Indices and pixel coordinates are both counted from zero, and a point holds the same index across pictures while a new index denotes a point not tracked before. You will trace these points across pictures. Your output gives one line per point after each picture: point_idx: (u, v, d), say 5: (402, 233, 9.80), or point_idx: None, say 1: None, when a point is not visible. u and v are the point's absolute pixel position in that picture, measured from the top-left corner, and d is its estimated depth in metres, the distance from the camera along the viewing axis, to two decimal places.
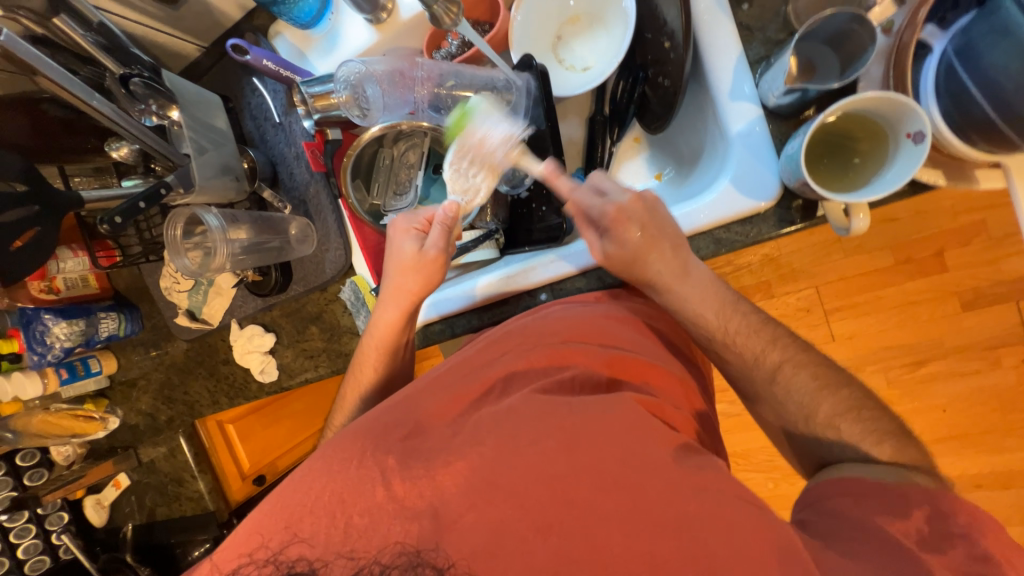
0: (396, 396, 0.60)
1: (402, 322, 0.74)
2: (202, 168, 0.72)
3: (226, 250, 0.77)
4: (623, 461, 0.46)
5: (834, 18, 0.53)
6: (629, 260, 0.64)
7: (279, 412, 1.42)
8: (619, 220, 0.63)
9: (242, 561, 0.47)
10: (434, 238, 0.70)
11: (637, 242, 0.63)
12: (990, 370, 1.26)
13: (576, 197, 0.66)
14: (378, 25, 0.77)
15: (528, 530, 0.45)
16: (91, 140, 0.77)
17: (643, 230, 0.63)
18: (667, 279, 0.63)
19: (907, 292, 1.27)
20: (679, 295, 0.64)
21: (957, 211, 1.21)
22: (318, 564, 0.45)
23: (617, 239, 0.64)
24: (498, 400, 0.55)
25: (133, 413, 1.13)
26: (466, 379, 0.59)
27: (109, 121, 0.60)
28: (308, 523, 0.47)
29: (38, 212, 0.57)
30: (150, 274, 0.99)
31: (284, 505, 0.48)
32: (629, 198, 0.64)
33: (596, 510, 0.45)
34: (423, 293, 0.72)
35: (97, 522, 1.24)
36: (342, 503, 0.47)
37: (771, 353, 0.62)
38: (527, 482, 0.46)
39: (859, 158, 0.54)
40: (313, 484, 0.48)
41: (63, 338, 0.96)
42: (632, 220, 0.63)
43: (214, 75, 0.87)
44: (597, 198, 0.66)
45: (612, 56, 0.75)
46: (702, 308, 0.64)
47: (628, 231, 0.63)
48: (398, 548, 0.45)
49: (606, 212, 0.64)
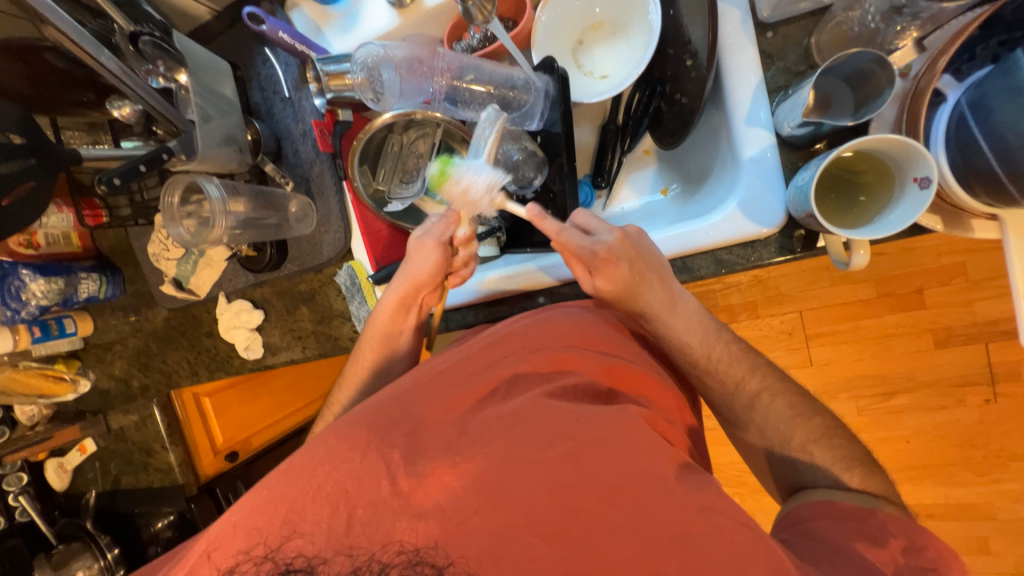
0: (396, 389, 0.60)
1: (398, 307, 0.73)
2: (206, 136, 0.70)
3: (224, 223, 0.75)
4: (619, 476, 0.47)
5: (856, 57, 0.54)
6: (622, 295, 0.64)
7: (259, 388, 1.38)
8: (609, 262, 0.62)
9: (239, 560, 0.48)
10: (436, 228, 0.69)
11: (626, 281, 0.63)
12: (956, 407, 1.31)
13: (565, 238, 0.63)
14: (400, 9, 0.75)
15: (526, 539, 0.46)
16: (88, 94, 0.74)
17: (631, 268, 0.63)
18: (657, 311, 0.64)
19: (886, 325, 1.31)
20: (668, 325, 0.65)
21: (941, 251, 1.26)
22: (317, 562, 0.46)
23: (605, 275, 0.63)
24: (503, 402, 0.56)
25: (105, 376, 1.11)
26: (469, 379, 0.59)
27: (114, 79, 0.57)
28: (309, 513, 0.48)
29: (34, 167, 0.56)
30: (137, 238, 0.96)
31: (285, 494, 0.49)
32: (616, 238, 0.62)
33: (593, 523, 0.46)
34: (421, 283, 0.71)
35: (57, 485, 1.22)
36: (346, 495, 0.49)
37: (751, 380, 0.65)
38: (532, 489, 0.47)
39: (864, 196, 0.56)
40: (316, 473, 0.50)
41: (40, 296, 0.93)
42: (622, 260, 0.62)
43: (224, 40, 0.85)
44: (585, 238, 0.63)
45: (632, 67, 0.75)
46: (696, 334, 0.65)
47: (616, 269, 0.63)
48: (396, 549, 0.46)
49: (596, 254, 0.62)
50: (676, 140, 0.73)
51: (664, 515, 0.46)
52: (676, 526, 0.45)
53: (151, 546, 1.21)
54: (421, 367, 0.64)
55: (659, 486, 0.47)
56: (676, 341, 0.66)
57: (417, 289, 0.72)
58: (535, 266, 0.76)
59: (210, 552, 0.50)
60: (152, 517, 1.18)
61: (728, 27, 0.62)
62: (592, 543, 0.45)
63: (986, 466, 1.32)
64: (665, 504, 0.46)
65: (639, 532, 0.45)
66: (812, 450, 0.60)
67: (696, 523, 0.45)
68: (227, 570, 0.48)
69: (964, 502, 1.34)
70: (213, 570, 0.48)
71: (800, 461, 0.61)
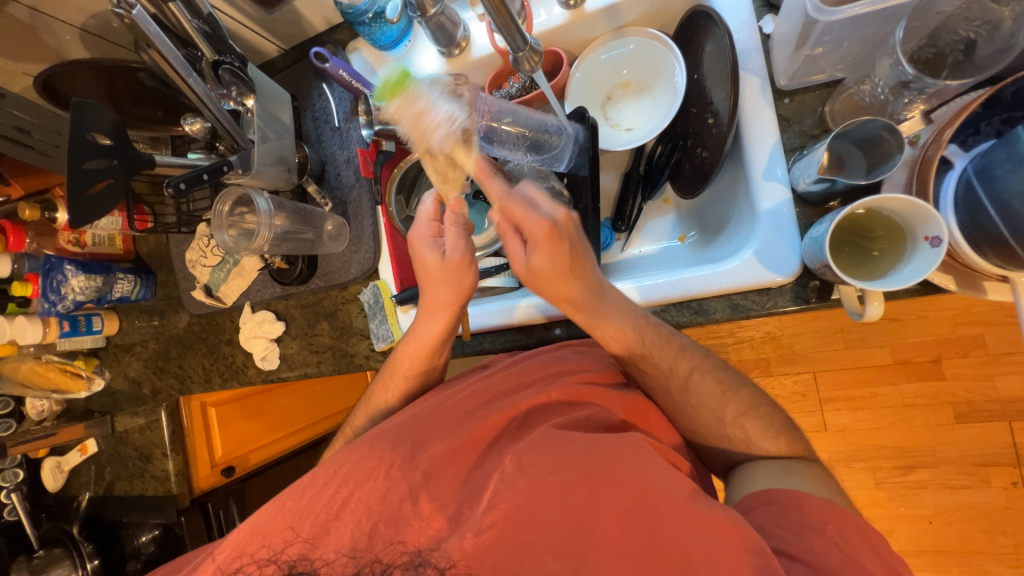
0: (412, 413, 0.61)
1: (443, 336, 0.75)
2: (262, 155, 0.77)
3: (267, 233, 0.80)
4: (631, 500, 0.46)
5: (866, 124, 0.58)
6: (556, 275, 0.61)
7: (263, 405, 1.35)
8: (551, 239, 0.60)
9: (244, 562, 0.51)
10: (454, 242, 0.70)
11: (562, 261, 0.60)
12: (981, 489, 1.25)
13: (507, 204, 0.62)
14: (450, 58, 0.84)
15: (533, 561, 0.46)
16: (157, 112, 0.82)
17: (569, 257, 0.61)
18: (587, 301, 0.62)
19: (902, 393, 1.29)
20: (603, 317, 0.63)
21: (957, 321, 1.25)
22: (319, 564, 0.49)
23: (540, 257, 0.61)
24: (519, 436, 0.56)
25: (118, 378, 1.13)
26: (481, 413, 0.58)
27: (196, 100, 0.65)
28: (334, 527, 0.51)
29: (115, 165, 0.61)
30: (178, 245, 1.02)
31: (308, 508, 0.52)
32: (562, 216, 0.60)
33: (602, 544, 0.46)
34: (460, 301, 0.72)
35: (51, 485, 1.22)
36: (369, 510, 0.51)
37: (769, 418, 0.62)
38: (543, 515, 0.47)
39: (877, 251, 0.59)
40: (341, 488, 0.52)
41: (78, 292, 0.98)
42: (564, 238, 0.60)
43: (288, 74, 0.94)
44: (527, 209, 0.61)
45: (655, 123, 0.82)
46: (676, 357, 0.63)
47: (556, 251, 0.60)
48: (399, 548, 0.49)
49: (539, 226, 0.60)
50: (697, 190, 0.78)
51: (675, 543, 0.44)
52: (689, 557, 0.44)
53: (130, 562, 1.17)
54: (442, 393, 0.64)
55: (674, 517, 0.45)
56: (608, 333, 0.63)
57: (458, 309, 0.73)
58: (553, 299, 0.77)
59: (228, 557, 0.52)
60: (137, 529, 1.15)
61: (747, 92, 0.68)
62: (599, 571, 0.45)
63: (1014, 556, 1.24)
64: (681, 539, 0.44)
65: (645, 559, 0.44)
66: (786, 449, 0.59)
67: (702, 553, 0.43)
68: (231, 570, 0.51)
69: None
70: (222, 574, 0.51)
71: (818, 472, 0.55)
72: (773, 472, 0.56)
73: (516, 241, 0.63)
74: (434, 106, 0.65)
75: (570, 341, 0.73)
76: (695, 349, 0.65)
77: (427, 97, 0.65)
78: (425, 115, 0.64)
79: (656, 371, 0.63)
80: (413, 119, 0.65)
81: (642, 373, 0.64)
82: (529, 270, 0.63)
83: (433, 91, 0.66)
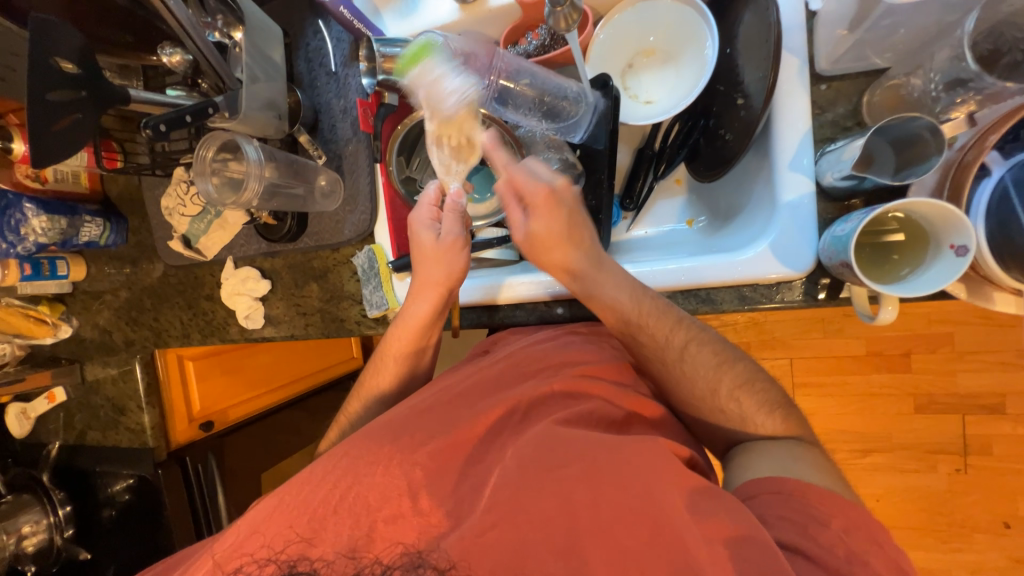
0: (406, 407, 0.60)
1: (431, 317, 0.73)
2: (251, 97, 0.69)
3: (256, 186, 0.74)
4: (637, 500, 0.46)
5: (911, 121, 0.56)
6: (553, 240, 0.66)
7: (242, 360, 1.31)
8: (547, 202, 0.66)
9: (243, 561, 0.49)
10: (450, 225, 0.72)
11: (560, 226, 0.66)
12: (927, 473, 1.34)
13: (511, 171, 0.68)
14: (462, 4, 0.76)
15: (537, 561, 0.45)
16: (127, 36, 0.71)
17: (566, 222, 0.66)
18: (585, 268, 0.66)
19: (871, 383, 1.35)
20: (598, 286, 0.65)
21: (931, 319, 1.30)
22: (319, 565, 0.46)
23: (539, 220, 0.67)
24: (521, 428, 0.56)
25: (87, 326, 1.08)
26: (486, 400, 0.59)
27: (178, 28, 0.57)
28: (331, 522, 0.49)
29: (83, 99, 0.53)
30: (151, 189, 0.94)
31: (305, 502, 0.51)
32: (560, 184, 0.67)
33: (607, 552, 0.45)
34: (450, 283, 0.72)
35: (17, 432, 1.17)
36: (366, 509, 0.49)
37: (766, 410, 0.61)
38: (545, 510, 0.47)
39: (897, 254, 0.58)
40: (339, 483, 0.51)
41: (40, 233, 0.89)
42: (561, 204, 0.66)
43: (278, 5, 0.84)
44: (529, 176, 0.67)
45: (678, 98, 0.77)
46: (673, 328, 0.63)
47: (554, 215, 0.66)
48: (399, 550, 0.48)
49: (537, 192, 0.66)
50: (715, 173, 0.75)
51: (681, 545, 0.43)
52: (695, 560, 0.43)
53: (106, 508, 1.15)
54: (439, 384, 0.63)
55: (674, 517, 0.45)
56: (603, 303, 0.65)
57: (448, 290, 0.72)
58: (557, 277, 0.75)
59: (224, 555, 0.51)
60: (111, 478, 1.12)
61: (785, 74, 0.64)
62: (603, 572, 0.44)
63: (950, 534, 1.34)
64: (690, 546, 0.43)
65: (651, 561, 0.44)
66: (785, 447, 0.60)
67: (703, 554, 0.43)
68: (231, 570, 0.49)
69: (926, 567, 1.36)
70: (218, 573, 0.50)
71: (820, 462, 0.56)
72: (776, 455, 0.56)
73: (517, 207, 0.69)
74: (445, 81, 0.68)
75: (572, 328, 0.72)
76: (691, 321, 0.65)
77: (439, 70, 0.68)
78: (437, 86, 0.68)
79: (655, 353, 0.64)
80: (428, 91, 0.68)
81: (639, 348, 0.65)
82: (529, 236, 0.68)
83: (448, 62, 0.69)
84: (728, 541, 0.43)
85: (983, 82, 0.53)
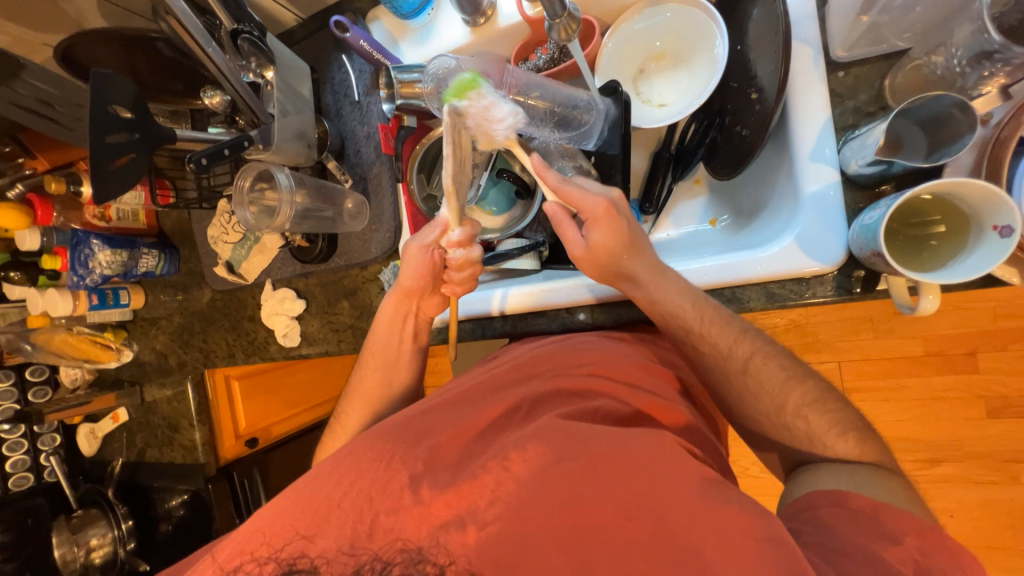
0: (422, 405, 0.61)
1: (393, 316, 0.76)
2: (283, 129, 0.74)
3: (288, 212, 0.79)
4: (640, 496, 0.45)
5: (937, 100, 0.53)
6: (616, 251, 0.63)
7: (283, 379, 1.37)
8: (608, 214, 0.62)
9: (244, 559, 0.50)
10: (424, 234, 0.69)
11: (622, 235, 0.62)
12: (1006, 485, 1.21)
13: (564, 189, 0.63)
14: (474, 27, 0.79)
15: (541, 557, 0.45)
16: (175, 84, 0.78)
17: (627, 230, 0.63)
18: (647, 275, 0.63)
19: (933, 386, 1.24)
20: (658, 291, 0.63)
21: (997, 314, 1.19)
22: (319, 562, 0.48)
23: (600, 235, 0.62)
24: (525, 423, 0.56)
25: (146, 350, 1.17)
26: (493, 399, 0.59)
27: (217, 72, 0.64)
28: (332, 517, 0.49)
29: (137, 140, 0.60)
30: (199, 221, 1.02)
31: (312, 495, 0.50)
32: (616, 196, 0.63)
33: (609, 549, 0.44)
34: (409, 286, 0.73)
35: (87, 451, 1.27)
36: (370, 500, 0.49)
37: (790, 406, 0.58)
38: (551, 511, 0.46)
39: (935, 240, 0.55)
40: (342, 479, 0.50)
41: (105, 266, 0.98)
42: (620, 216, 0.62)
43: (307, 44, 0.91)
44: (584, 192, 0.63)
45: (691, 99, 0.77)
46: (736, 339, 0.61)
47: (614, 226, 0.62)
48: (399, 546, 0.48)
49: (597, 205, 0.62)
50: (732, 171, 0.74)
51: (687, 541, 0.42)
52: (703, 562, 0.41)
53: (163, 522, 1.23)
54: (447, 389, 0.65)
55: (687, 515, 0.43)
56: (668, 310, 0.62)
57: (409, 294, 0.74)
58: (561, 284, 0.76)
59: (232, 549, 0.51)
60: (168, 493, 1.20)
61: (799, 65, 0.62)
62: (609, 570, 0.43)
63: None
64: (693, 543, 0.42)
65: (655, 558, 0.43)
66: (807, 432, 0.57)
67: (715, 551, 0.41)
68: (230, 568, 0.50)
69: None
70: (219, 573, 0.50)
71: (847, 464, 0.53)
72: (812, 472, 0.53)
73: (571, 225, 0.65)
74: (499, 108, 0.58)
75: (591, 333, 0.72)
76: (756, 333, 0.62)
77: (492, 97, 0.58)
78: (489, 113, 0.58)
79: (717, 362, 0.61)
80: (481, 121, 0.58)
81: (701, 359, 0.63)
82: (590, 250, 0.64)
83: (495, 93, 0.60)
84: (743, 538, 0.41)
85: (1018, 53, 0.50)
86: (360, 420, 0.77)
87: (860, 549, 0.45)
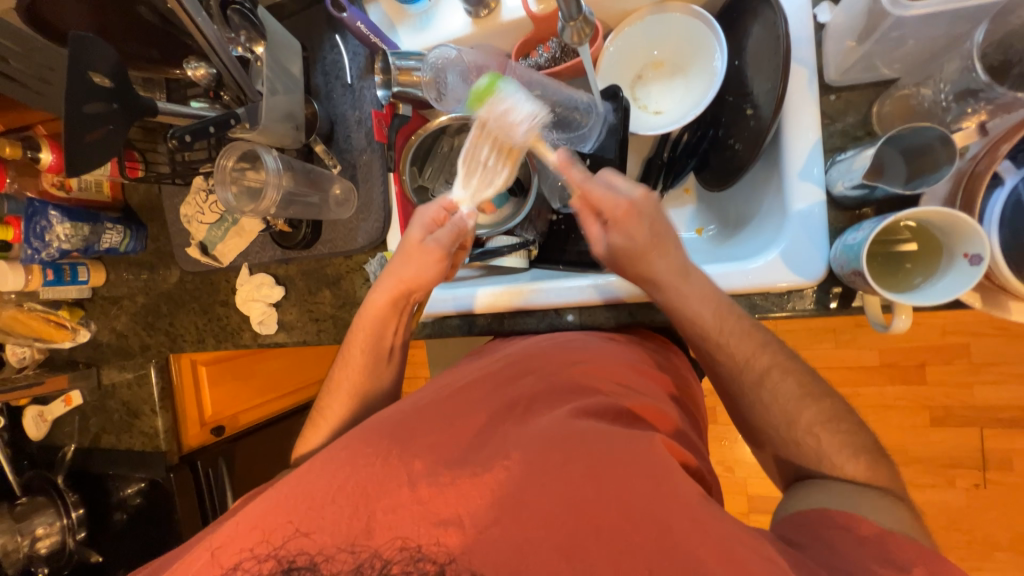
0: (414, 403, 0.61)
1: (388, 309, 0.74)
2: (271, 109, 0.71)
3: (274, 195, 0.75)
4: (638, 498, 0.46)
5: (923, 131, 0.56)
6: (637, 254, 0.64)
7: (254, 366, 1.32)
8: (631, 214, 0.64)
9: (243, 557, 0.48)
10: (442, 236, 0.71)
11: (649, 234, 0.64)
12: (946, 488, 1.30)
13: (588, 187, 0.65)
14: (475, 19, 0.78)
15: (541, 559, 0.45)
16: (153, 51, 0.73)
17: (652, 229, 0.64)
18: (670, 279, 0.64)
19: (885, 395, 1.33)
20: (682, 293, 0.63)
21: (946, 329, 1.28)
22: (319, 559, 0.47)
23: (625, 232, 0.64)
24: (522, 422, 0.56)
25: (105, 330, 1.10)
26: (488, 398, 0.59)
27: (204, 44, 0.60)
28: (331, 514, 0.49)
29: (115, 111, 0.56)
30: (171, 198, 0.96)
31: (311, 494, 0.50)
32: (640, 195, 0.64)
33: (611, 552, 0.45)
34: (414, 283, 0.73)
35: (35, 435, 1.19)
36: (370, 500, 0.49)
37: (790, 408, 0.59)
38: (549, 512, 0.47)
39: (910, 262, 0.59)
40: (341, 477, 0.51)
41: (63, 239, 0.92)
42: (643, 216, 0.64)
43: (298, 21, 0.87)
44: (608, 191, 0.65)
45: (686, 109, 0.79)
46: (720, 349, 0.63)
47: (637, 227, 0.64)
48: (399, 544, 0.47)
49: (619, 206, 0.64)
50: (724, 182, 0.76)
51: (686, 547, 0.43)
52: (699, 565, 0.42)
53: (117, 511, 1.16)
54: (440, 386, 0.65)
55: (684, 519, 0.44)
56: (686, 317, 0.64)
57: (409, 290, 0.74)
58: (545, 285, 0.76)
59: (219, 547, 0.50)
60: (123, 481, 1.13)
61: (795, 85, 0.64)
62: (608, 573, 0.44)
63: (969, 553, 1.30)
64: (689, 546, 0.43)
65: (657, 561, 0.43)
66: (785, 440, 0.59)
67: (714, 556, 0.42)
68: (224, 567, 0.48)
69: None
70: (216, 571, 0.48)
71: (830, 470, 0.56)
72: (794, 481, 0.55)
73: (594, 221, 0.67)
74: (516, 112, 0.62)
75: (581, 333, 0.73)
76: (767, 349, 0.62)
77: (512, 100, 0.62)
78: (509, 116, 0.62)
79: (726, 376, 0.63)
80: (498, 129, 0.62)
81: (718, 377, 0.65)
82: (609, 252, 0.67)
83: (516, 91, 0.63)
84: (738, 543, 0.43)
85: (995, 93, 0.54)
86: (342, 411, 0.76)
87: (842, 553, 0.47)
